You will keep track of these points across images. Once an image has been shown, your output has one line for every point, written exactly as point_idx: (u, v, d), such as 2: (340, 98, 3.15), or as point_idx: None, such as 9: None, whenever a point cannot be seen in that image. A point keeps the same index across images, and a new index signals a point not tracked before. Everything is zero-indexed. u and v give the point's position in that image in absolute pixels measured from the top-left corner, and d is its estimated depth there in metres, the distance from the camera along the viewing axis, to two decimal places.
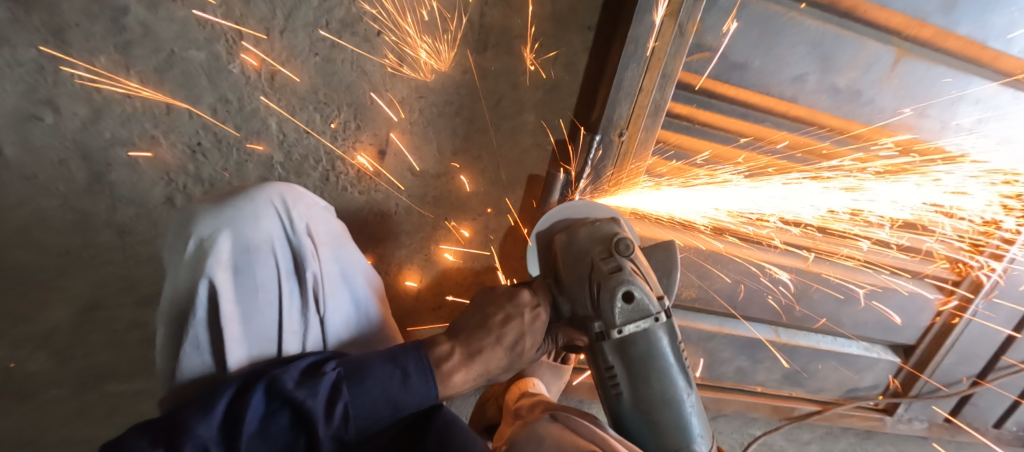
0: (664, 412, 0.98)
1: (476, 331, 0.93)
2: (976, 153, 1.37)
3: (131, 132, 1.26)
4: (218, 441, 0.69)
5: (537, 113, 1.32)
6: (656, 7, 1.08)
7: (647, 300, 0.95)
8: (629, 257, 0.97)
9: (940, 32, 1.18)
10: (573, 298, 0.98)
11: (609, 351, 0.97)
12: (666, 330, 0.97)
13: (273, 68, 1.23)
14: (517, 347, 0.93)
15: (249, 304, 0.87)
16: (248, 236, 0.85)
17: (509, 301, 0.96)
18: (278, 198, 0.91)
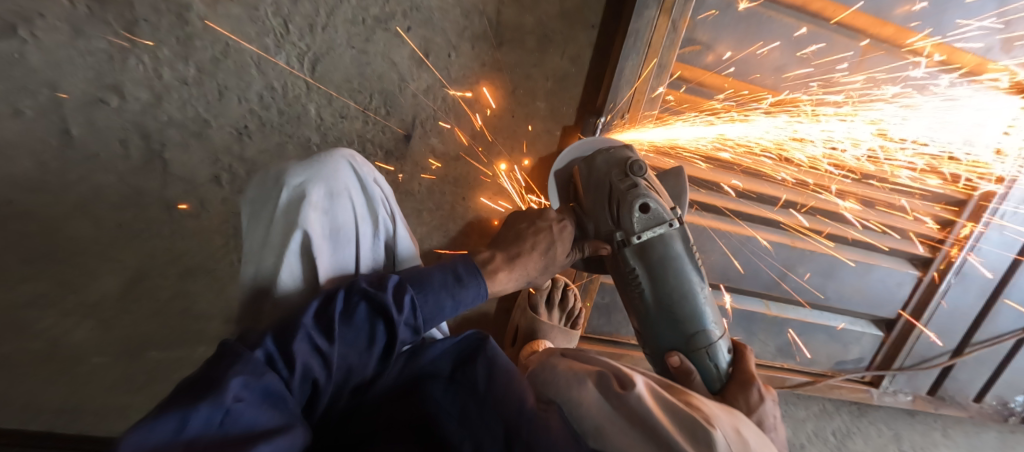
0: (682, 305, 1.11)
1: (514, 240, 1.07)
2: (941, 140, 1.51)
3: (186, 115, 1.41)
4: (316, 328, 0.77)
5: (548, 101, 1.49)
6: (654, 5, 1.26)
7: (662, 209, 1.09)
8: (643, 175, 1.11)
9: (899, 31, 1.34)
10: (597, 218, 1.13)
11: (631, 253, 1.10)
12: (680, 233, 1.10)
13: (315, 58, 1.39)
14: (550, 252, 1.08)
15: (335, 241, 0.97)
16: (334, 185, 0.96)
17: (539, 215, 1.13)
18: (353, 154, 1.02)
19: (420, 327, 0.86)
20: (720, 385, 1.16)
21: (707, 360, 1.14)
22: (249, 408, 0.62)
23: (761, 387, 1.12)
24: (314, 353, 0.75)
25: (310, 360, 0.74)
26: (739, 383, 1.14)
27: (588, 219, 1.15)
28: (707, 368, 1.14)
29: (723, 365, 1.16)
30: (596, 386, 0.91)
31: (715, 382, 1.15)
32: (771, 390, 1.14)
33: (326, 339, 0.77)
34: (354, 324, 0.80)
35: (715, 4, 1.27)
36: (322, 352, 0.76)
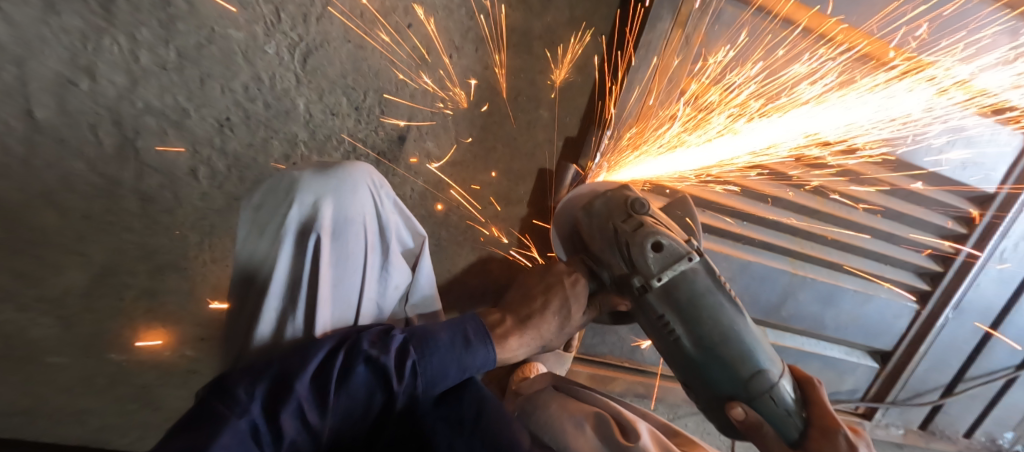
0: (726, 347, 1.01)
1: (520, 303, 1.00)
2: (948, 171, 1.47)
3: (165, 103, 1.32)
4: (309, 398, 0.74)
5: (551, 110, 1.43)
6: (668, 16, 1.23)
7: (677, 244, 1.03)
8: (647, 213, 1.08)
9: (911, 59, 1.34)
10: (607, 262, 1.07)
11: (657, 301, 1.02)
12: (702, 269, 1.04)
13: (307, 50, 1.31)
14: (564, 311, 1.00)
15: (342, 268, 0.95)
16: (347, 206, 0.94)
17: (545, 274, 1.05)
18: (371, 173, 1.00)
19: (417, 393, 0.83)
20: (796, 430, 1.03)
21: (773, 403, 1.02)
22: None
23: (847, 432, 0.98)
24: (303, 428, 0.73)
25: (298, 436, 0.73)
26: (821, 430, 1.01)
27: (600, 264, 1.09)
28: (777, 414, 1.02)
29: (792, 406, 1.04)
30: (594, 430, 0.95)
31: (791, 426, 1.03)
32: (863, 435, 1.00)
33: (317, 412, 0.74)
34: (348, 392, 0.77)
35: (730, 19, 1.25)
36: (311, 426, 0.74)
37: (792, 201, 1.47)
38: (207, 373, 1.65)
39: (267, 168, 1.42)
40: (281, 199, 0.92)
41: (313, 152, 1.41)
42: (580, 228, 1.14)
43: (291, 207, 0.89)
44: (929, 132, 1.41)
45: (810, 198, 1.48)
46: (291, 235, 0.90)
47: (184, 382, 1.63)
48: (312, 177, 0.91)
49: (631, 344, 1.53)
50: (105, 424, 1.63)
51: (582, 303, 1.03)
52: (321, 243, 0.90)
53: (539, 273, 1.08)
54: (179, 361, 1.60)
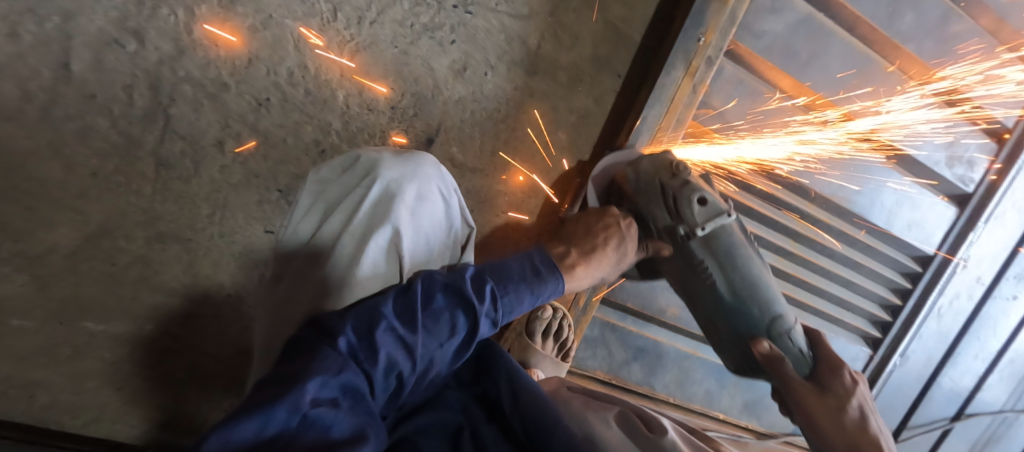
0: (753, 292, 1.18)
1: (585, 236, 1.13)
2: (899, 231, 1.70)
3: (206, 76, 1.35)
4: (399, 319, 0.79)
5: (568, 133, 1.58)
6: (682, 66, 1.41)
7: (717, 200, 1.17)
8: (687, 172, 1.20)
9: (872, 132, 1.58)
10: (653, 214, 1.20)
11: (698, 248, 1.17)
12: (735, 226, 1.20)
13: (355, 48, 1.40)
14: (621, 249, 1.15)
15: (417, 239, 1.06)
16: (424, 187, 1.08)
17: (603, 212, 1.20)
18: (437, 163, 1.16)
19: (499, 320, 0.88)
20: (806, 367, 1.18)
21: (788, 344, 1.19)
22: (328, 412, 0.63)
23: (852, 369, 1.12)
24: (398, 341, 0.77)
25: (395, 351, 0.76)
26: (828, 366, 1.15)
27: (644, 216, 1.22)
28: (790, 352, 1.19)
29: (802, 348, 1.20)
30: (621, 428, 0.93)
31: (803, 364, 1.19)
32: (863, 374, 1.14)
33: (407, 327, 0.79)
34: (434, 311, 0.82)
35: (730, 76, 1.45)
36: (404, 339, 0.77)
37: (776, 240, 1.63)
38: (185, 355, 1.57)
39: (294, 151, 1.46)
40: (360, 177, 1.05)
41: (343, 142, 1.48)
42: (627, 184, 1.28)
43: (373, 181, 1.02)
44: (882, 194, 1.65)
45: (789, 241, 1.64)
46: (367, 206, 1.01)
47: (156, 363, 1.55)
48: (394, 160, 1.07)
49: (620, 359, 1.62)
50: (55, 401, 1.51)
51: (631, 242, 1.17)
52: (402, 215, 1.02)
53: (594, 212, 1.21)
54: (154, 339, 1.53)
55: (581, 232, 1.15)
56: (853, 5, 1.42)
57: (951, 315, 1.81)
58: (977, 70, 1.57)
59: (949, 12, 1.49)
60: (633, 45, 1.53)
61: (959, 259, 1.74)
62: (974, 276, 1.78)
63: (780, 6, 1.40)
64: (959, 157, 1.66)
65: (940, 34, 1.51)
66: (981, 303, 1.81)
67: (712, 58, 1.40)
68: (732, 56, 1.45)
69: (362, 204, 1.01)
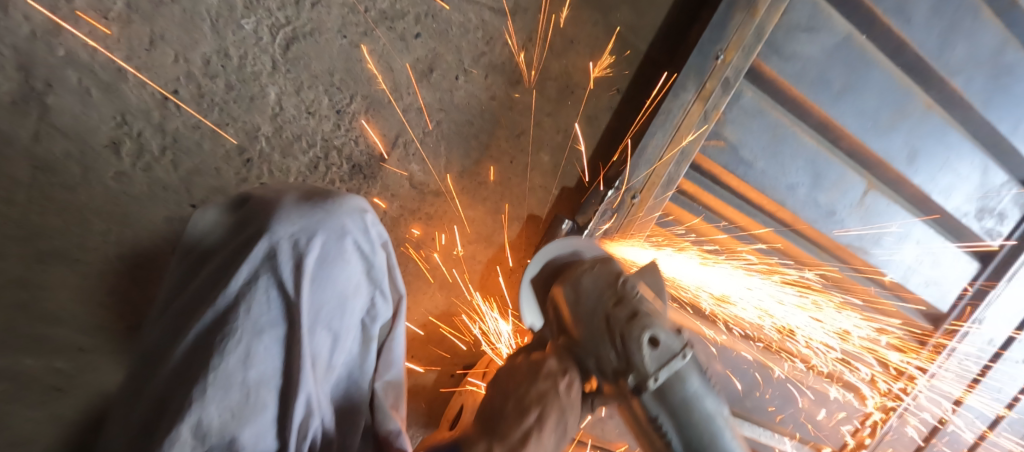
0: (710, 447, 0.87)
1: (504, 420, 0.78)
2: (912, 287, 1.52)
3: (94, 58, 1.05)
4: None
5: (552, 156, 1.32)
6: (693, 88, 1.16)
7: (670, 336, 0.90)
8: (635, 295, 0.95)
9: (901, 177, 1.37)
10: (596, 353, 0.90)
11: (651, 403, 0.87)
12: (692, 365, 0.90)
13: (292, 36, 1.12)
14: (561, 426, 0.82)
15: (323, 320, 0.81)
16: (333, 247, 0.80)
17: (536, 375, 0.85)
18: (366, 209, 0.86)
19: None
20: None
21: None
22: None
23: None
24: None
25: None
26: None
27: (584, 358, 0.91)
28: None
29: None
30: None
31: None
32: None
33: None
34: None
35: (748, 103, 1.21)
36: None
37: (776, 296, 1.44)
38: (71, 399, 1.23)
39: (212, 158, 1.16)
40: (247, 230, 0.79)
41: (275, 151, 1.19)
42: (564, 307, 0.96)
43: (260, 241, 0.75)
44: (901, 247, 1.46)
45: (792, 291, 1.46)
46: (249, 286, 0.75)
47: (41, 402, 1.20)
48: (294, 213, 0.78)
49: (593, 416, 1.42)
50: None
51: (573, 416, 0.83)
52: (298, 294, 0.76)
53: (525, 370, 0.87)
54: (37, 374, 1.19)
55: (507, 408, 0.80)
56: (900, 28, 1.19)
57: (955, 377, 1.64)
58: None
59: (1004, 44, 1.29)
60: (638, 55, 1.28)
61: (973, 321, 1.58)
62: (985, 337, 1.62)
63: (816, 24, 1.16)
64: (991, 208, 1.48)
65: (992, 68, 1.30)
66: (988, 366, 1.66)
67: (730, 81, 1.15)
68: (754, 79, 1.20)
69: (237, 274, 0.74)
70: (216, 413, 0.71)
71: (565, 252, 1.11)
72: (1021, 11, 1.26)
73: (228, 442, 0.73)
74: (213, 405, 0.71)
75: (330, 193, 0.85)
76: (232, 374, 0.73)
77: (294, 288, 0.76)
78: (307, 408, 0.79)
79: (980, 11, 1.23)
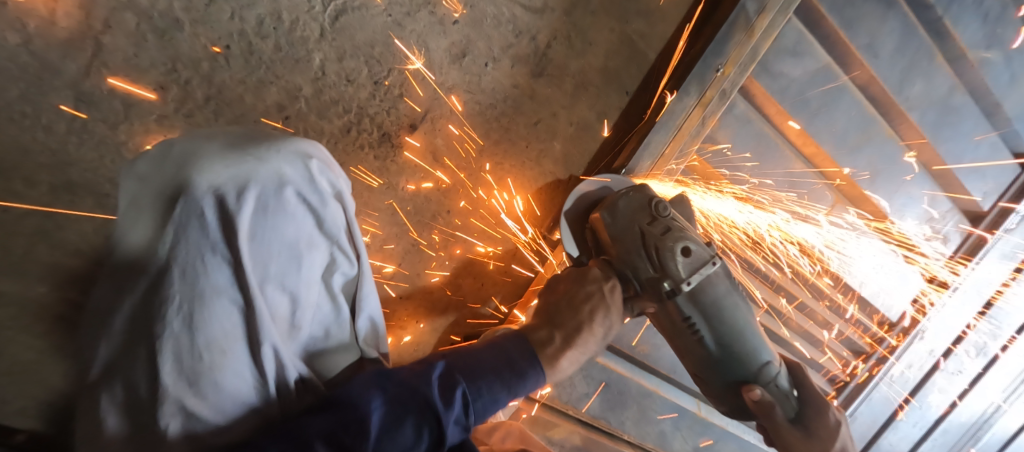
0: (739, 342, 1.10)
1: (566, 314, 1.07)
2: (865, 294, 1.72)
3: (155, 6, 1.12)
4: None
5: (564, 145, 1.45)
6: (695, 94, 1.31)
7: (701, 247, 1.07)
8: (667, 214, 1.10)
9: (863, 194, 1.56)
10: (634, 264, 1.09)
11: (684, 303, 1.07)
12: (722, 272, 1.10)
13: (342, 8, 1.22)
14: (608, 321, 1.08)
15: (274, 276, 0.88)
16: (267, 200, 0.84)
17: (586, 280, 1.10)
18: (310, 154, 0.88)
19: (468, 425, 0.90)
20: (791, 409, 1.18)
21: (777, 388, 1.15)
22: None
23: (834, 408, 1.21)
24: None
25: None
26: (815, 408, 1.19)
27: (624, 266, 1.11)
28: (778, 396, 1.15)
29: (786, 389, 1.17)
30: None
31: (788, 405, 1.17)
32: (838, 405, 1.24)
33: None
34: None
35: (740, 113, 1.37)
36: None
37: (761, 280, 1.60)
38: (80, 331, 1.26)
39: (253, 112, 1.24)
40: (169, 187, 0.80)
41: (312, 112, 1.27)
42: (603, 227, 1.13)
43: (183, 202, 0.78)
44: (859, 258, 1.66)
45: (778, 278, 1.62)
46: (184, 247, 0.80)
47: (44, 334, 1.23)
48: (220, 165, 0.79)
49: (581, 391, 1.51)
50: None
51: (615, 311, 1.09)
52: (240, 253, 0.82)
53: (574, 276, 1.12)
54: (46, 305, 1.21)
55: (563, 306, 1.08)
56: (869, 63, 1.39)
57: (901, 382, 1.83)
58: (968, 150, 1.60)
59: (954, 88, 1.50)
60: (647, 63, 1.44)
61: (917, 332, 1.77)
62: (930, 346, 1.81)
63: (801, 51, 1.35)
64: (936, 230, 1.69)
65: (943, 107, 1.52)
66: (929, 374, 1.85)
67: (726, 92, 1.31)
68: (746, 93, 1.37)
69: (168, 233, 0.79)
70: (175, 371, 0.81)
71: (596, 188, 1.26)
72: (967, 62, 1.48)
73: (190, 393, 0.82)
74: (172, 362, 0.80)
75: (261, 136, 0.87)
76: (182, 332, 0.80)
77: (236, 244, 0.82)
78: (275, 359, 0.89)
79: (935, 57, 1.44)
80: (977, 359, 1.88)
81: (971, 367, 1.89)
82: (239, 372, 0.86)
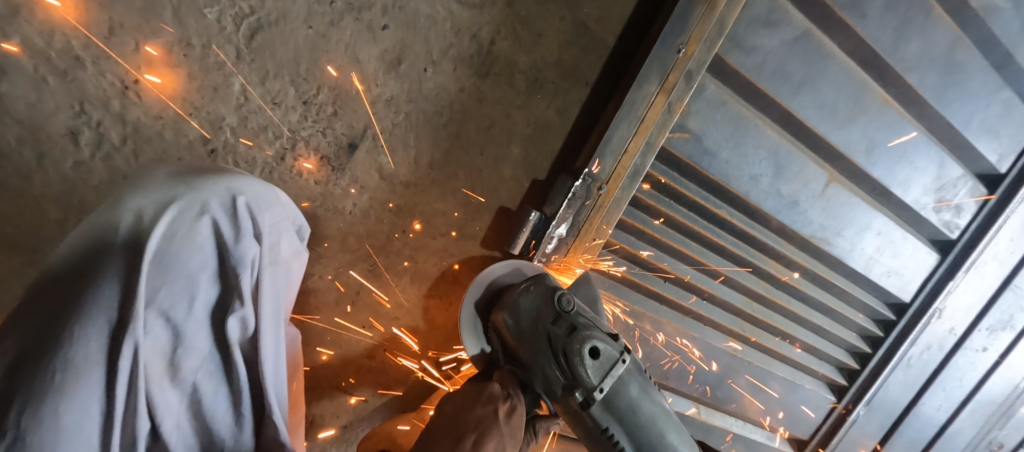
0: (657, 443, 1.07)
1: (447, 451, 1.01)
2: (876, 276, 1.56)
3: (51, 45, 1.02)
4: None
5: (523, 148, 1.33)
6: (657, 80, 1.17)
7: (610, 346, 1.07)
8: (574, 312, 1.10)
9: (861, 169, 1.41)
10: (545, 373, 1.08)
11: (599, 413, 1.06)
12: (632, 369, 1.10)
13: (256, 26, 1.11)
14: (499, 447, 1.03)
15: (161, 304, 0.80)
16: (179, 224, 0.82)
17: (478, 402, 1.08)
18: (242, 195, 0.89)
19: None
20: None
21: None
22: None
23: None
24: None
25: None
26: None
27: (535, 372, 1.09)
28: None
29: None
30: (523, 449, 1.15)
31: None
32: None
33: None
34: None
35: (711, 96, 1.23)
36: None
37: (750, 270, 1.48)
38: None
39: (175, 148, 1.14)
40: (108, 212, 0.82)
41: (240, 142, 1.17)
42: (505, 330, 1.11)
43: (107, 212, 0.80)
44: (864, 239, 1.51)
45: (771, 268, 1.48)
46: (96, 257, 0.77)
47: None
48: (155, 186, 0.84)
49: None
50: None
51: (509, 435, 1.05)
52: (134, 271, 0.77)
53: (469, 397, 1.10)
54: None
55: (447, 439, 1.03)
56: (857, 24, 1.23)
57: (919, 364, 1.69)
58: (978, 109, 1.44)
59: (957, 42, 1.33)
60: (606, 49, 1.31)
61: (934, 309, 1.63)
62: (947, 326, 1.67)
63: (775, 19, 1.19)
64: (948, 200, 1.53)
65: (946, 66, 1.35)
66: (951, 352, 1.71)
67: (692, 74, 1.17)
68: (716, 73, 1.22)
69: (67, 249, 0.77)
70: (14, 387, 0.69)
71: (506, 274, 1.26)
72: (971, 11, 1.31)
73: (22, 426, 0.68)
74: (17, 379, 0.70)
75: (207, 171, 0.91)
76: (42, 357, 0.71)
77: (135, 265, 0.78)
78: (134, 402, 0.78)
79: (932, 10, 1.27)
80: (1004, 333, 1.75)
81: (996, 343, 1.75)
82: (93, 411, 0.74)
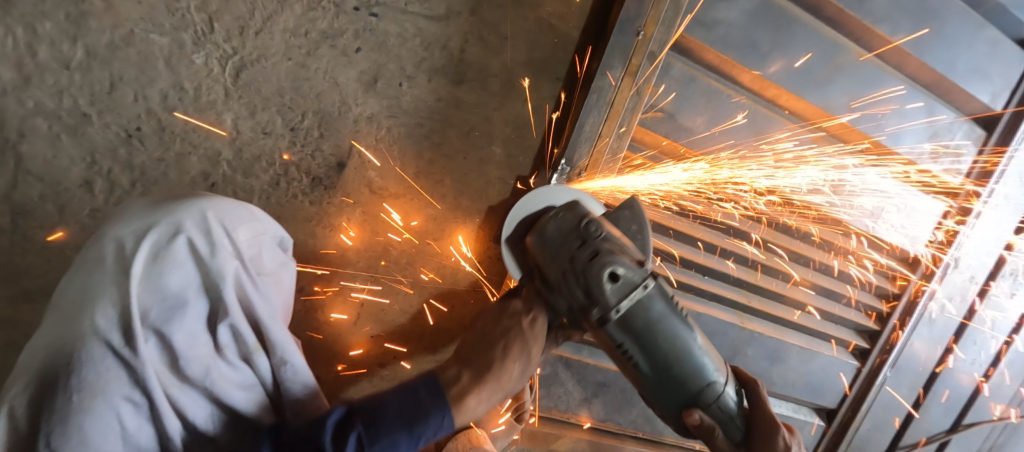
0: (679, 364, 1.03)
1: (479, 354, 1.04)
2: (880, 231, 1.54)
3: (61, 105, 1.13)
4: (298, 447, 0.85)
5: (504, 148, 1.38)
6: (621, 64, 1.19)
7: (633, 271, 1.01)
8: (598, 238, 1.02)
9: (845, 125, 1.40)
10: (567, 294, 1.04)
11: (616, 331, 1.02)
12: (658, 291, 1.04)
13: (240, 64, 1.19)
14: (525, 352, 1.04)
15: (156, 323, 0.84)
16: (158, 247, 0.85)
17: (505, 313, 1.09)
18: (208, 212, 0.90)
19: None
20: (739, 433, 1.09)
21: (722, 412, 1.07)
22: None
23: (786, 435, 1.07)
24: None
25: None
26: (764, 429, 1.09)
27: (558, 296, 1.06)
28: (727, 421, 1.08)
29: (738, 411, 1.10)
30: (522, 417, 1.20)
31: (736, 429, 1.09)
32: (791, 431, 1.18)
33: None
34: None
35: (678, 74, 1.25)
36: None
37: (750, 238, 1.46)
38: None
39: (179, 186, 1.23)
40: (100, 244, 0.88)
41: (238, 173, 1.25)
42: (532, 250, 1.08)
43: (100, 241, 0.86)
44: (861, 197, 1.49)
45: (771, 233, 1.47)
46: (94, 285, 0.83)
47: None
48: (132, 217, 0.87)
49: (577, 397, 1.52)
50: None
51: (536, 344, 1.05)
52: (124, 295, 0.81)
53: (496, 309, 1.11)
54: None
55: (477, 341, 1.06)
56: None
57: (942, 320, 1.64)
58: (961, 51, 1.41)
59: None
60: (572, 43, 1.35)
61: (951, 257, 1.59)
62: (964, 276, 1.63)
63: None
64: (943, 147, 1.50)
65: (919, 13, 1.34)
66: (976, 303, 1.65)
67: (655, 54, 1.19)
68: (681, 51, 1.24)
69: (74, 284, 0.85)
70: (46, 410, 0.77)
71: (537, 205, 1.16)
72: None
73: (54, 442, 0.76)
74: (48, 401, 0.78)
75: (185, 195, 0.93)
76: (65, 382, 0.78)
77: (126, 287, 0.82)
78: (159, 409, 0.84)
79: None
80: None
81: None
82: (113, 419, 0.80)
